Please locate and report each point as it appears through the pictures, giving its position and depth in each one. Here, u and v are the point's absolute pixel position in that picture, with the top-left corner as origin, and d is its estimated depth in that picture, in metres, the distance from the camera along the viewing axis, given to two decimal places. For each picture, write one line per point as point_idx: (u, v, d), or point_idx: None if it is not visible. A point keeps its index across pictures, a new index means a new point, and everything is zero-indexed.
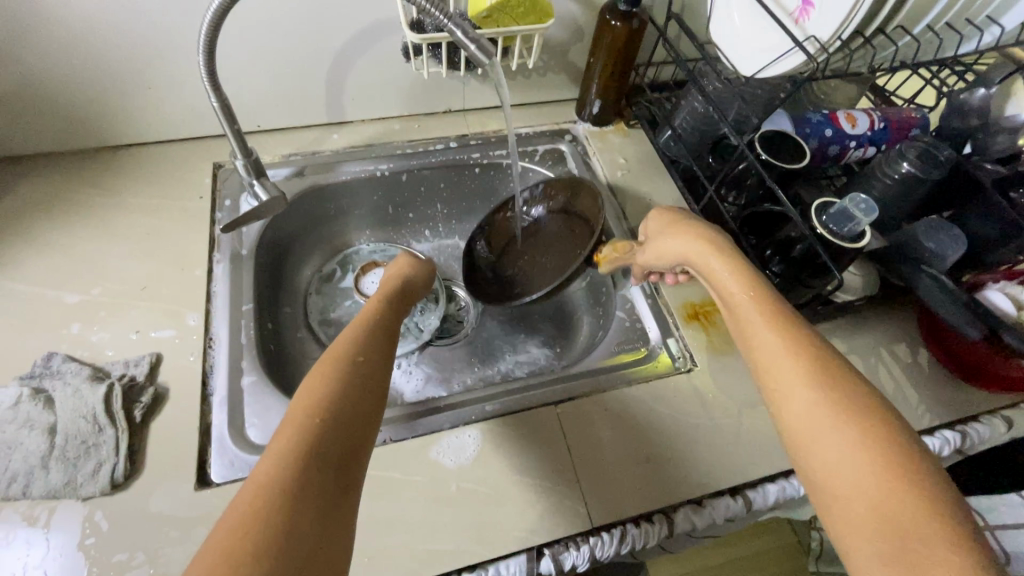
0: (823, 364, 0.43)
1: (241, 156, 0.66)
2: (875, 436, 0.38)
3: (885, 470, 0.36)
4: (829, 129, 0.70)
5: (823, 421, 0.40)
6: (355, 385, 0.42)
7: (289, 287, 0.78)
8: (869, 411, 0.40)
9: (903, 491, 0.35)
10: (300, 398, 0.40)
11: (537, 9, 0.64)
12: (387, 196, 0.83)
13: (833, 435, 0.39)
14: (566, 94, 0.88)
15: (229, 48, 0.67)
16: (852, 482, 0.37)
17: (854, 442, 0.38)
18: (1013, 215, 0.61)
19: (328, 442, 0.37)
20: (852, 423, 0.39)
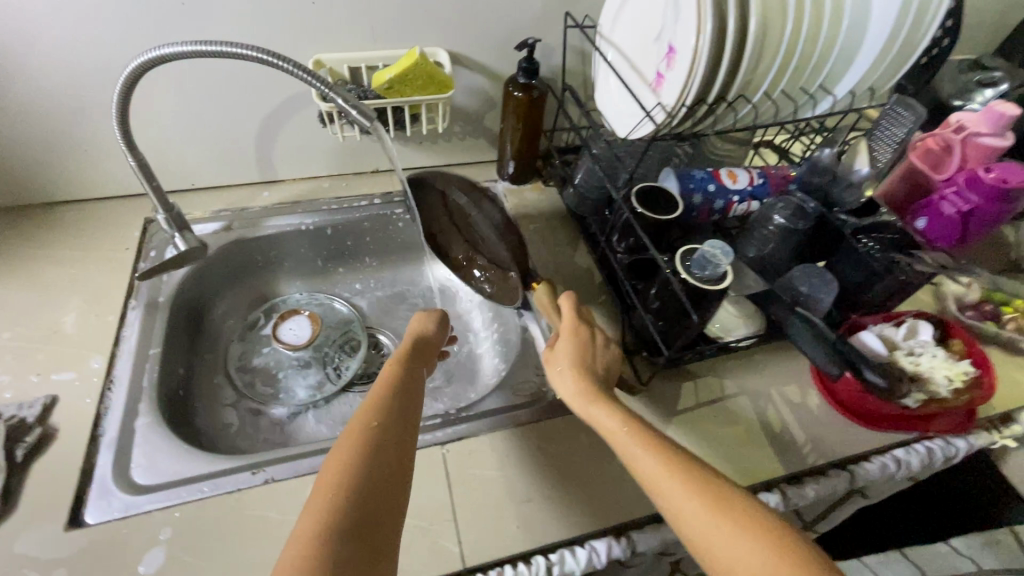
0: (687, 465, 0.48)
1: (162, 210, 0.71)
2: (738, 518, 0.44)
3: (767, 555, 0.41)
4: (712, 185, 0.76)
5: (710, 525, 0.44)
6: (371, 459, 0.47)
7: (210, 335, 0.81)
8: (727, 500, 0.45)
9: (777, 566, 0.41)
10: (321, 487, 0.45)
11: (436, 81, 0.72)
12: (315, 249, 0.88)
13: (717, 540, 0.43)
14: (487, 156, 0.96)
15: (160, 115, 0.74)
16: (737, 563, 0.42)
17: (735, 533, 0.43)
18: (871, 262, 0.66)
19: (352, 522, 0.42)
20: (721, 516, 0.44)
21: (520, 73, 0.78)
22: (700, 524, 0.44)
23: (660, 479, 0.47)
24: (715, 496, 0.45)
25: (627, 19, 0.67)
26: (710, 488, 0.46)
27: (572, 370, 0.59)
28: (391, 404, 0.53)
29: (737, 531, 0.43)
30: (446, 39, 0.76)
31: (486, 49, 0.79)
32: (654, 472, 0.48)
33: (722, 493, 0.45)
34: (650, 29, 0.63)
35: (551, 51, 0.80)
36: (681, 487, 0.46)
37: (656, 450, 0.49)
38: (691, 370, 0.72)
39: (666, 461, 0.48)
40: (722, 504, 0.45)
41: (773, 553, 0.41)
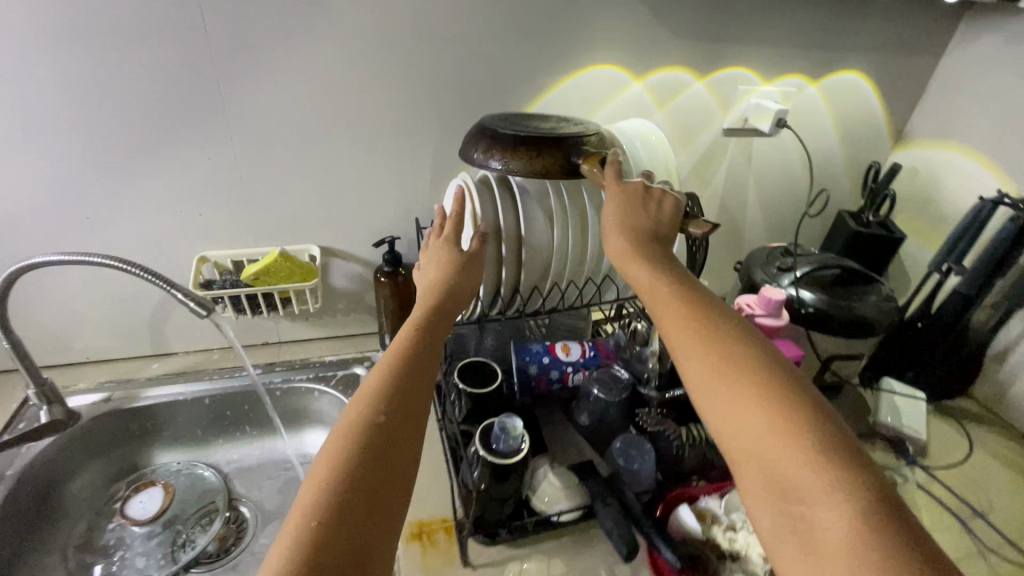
0: (729, 348, 0.45)
1: (33, 385, 0.78)
2: (777, 423, 0.40)
3: (795, 455, 0.38)
4: (547, 357, 0.84)
5: (729, 397, 0.42)
6: (383, 424, 0.44)
7: (59, 508, 0.81)
8: (768, 393, 0.42)
9: (806, 462, 0.38)
10: (324, 454, 0.42)
11: (299, 271, 0.84)
12: (193, 417, 0.93)
13: (754, 438, 0.40)
14: (373, 327, 1.06)
15: (63, 300, 0.86)
16: (758, 450, 0.39)
17: (776, 434, 0.39)
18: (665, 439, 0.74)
19: (355, 491, 0.39)
20: (760, 412, 0.41)
21: (384, 263, 0.92)
22: (720, 387, 0.43)
23: (692, 352, 0.46)
24: (760, 390, 0.42)
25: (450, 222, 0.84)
26: (751, 367, 0.44)
27: (618, 222, 0.59)
28: (404, 378, 0.48)
29: (776, 433, 0.39)
30: (319, 237, 0.92)
31: (357, 243, 0.94)
32: (688, 345, 0.47)
33: (768, 378, 0.43)
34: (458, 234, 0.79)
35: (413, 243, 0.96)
36: (718, 374, 0.44)
37: (696, 327, 0.47)
38: (518, 546, 0.71)
39: (708, 338, 0.46)
40: (768, 403, 0.41)
41: (803, 462, 0.38)
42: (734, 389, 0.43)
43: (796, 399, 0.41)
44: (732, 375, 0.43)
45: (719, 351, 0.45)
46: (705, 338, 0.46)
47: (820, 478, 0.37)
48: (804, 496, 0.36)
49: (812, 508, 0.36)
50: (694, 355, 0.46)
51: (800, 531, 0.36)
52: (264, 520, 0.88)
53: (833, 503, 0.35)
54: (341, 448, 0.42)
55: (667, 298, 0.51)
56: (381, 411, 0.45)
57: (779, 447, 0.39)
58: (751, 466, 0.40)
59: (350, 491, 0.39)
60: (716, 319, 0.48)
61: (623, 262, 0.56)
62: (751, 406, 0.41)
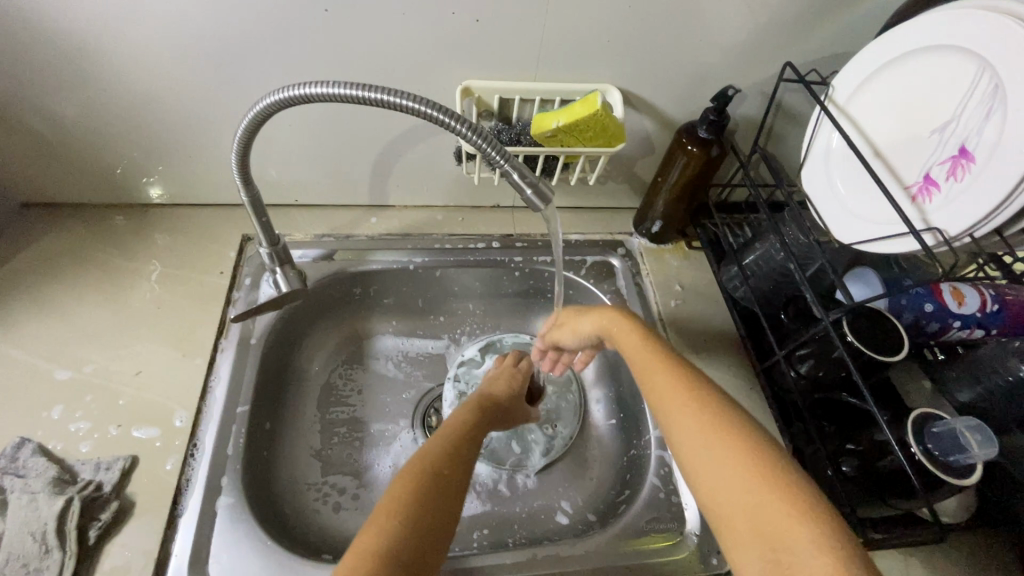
0: (713, 408, 0.45)
1: (266, 244, 0.62)
2: (751, 463, 0.40)
3: (771, 496, 0.38)
4: (930, 304, 0.61)
5: (705, 445, 0.42)
6: (437, 480, 0.45)
7: (297, 376, 0.72)
8: (763, 451, 0.41)
9: (782, 506, 0.37)
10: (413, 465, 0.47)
11: (607, 133, 0.58)
12: (418, 289, 0.77)
13: (733, 483, 0.40)
14: (627, 204, 0.81)
15: (279, 128, 0.65)
16: (740, 497, 0.39)
17: (750, 475, 0.39)
18: None
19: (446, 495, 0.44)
20: (741, 457, 0.40)
21: (704, 126, 0.63)
22: (696, 433, 0.43)
23: (671, 407, 0.47)
24: (733, 438, 0.42)
25: (879, 94, 0.51)
26: (711, 411, 0.44)
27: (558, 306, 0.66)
28: (464, 442, 0.52)
29: (750, 474, 0.39)
30: (621, 75, 0.62)
31: (662, 92, 0.64)
32: (665, 389, 0.48)
33: (736, 424, 0.43)
34: (928, 117, 0.48)
35: (743, 99, 0.65)
36: (702, 428, 0.44)
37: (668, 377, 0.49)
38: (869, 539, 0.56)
39: (694, 399, 0.46)
40: (739, 447, 0.41)
41: (782, 503, 0.37)
42: (713, 440, 0.42)
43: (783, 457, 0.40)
44: (719, 427, 0.43)
45: (695, 406, 0.45)
46: (689, 396, 0.47)
47: (801, 525, 0.36)
48: (787, 539, 0.36)
49: (796, 557, 0.35)
50: (673, 410, 0.46)
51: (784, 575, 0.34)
52: None
53: (806, 535, 0.35)
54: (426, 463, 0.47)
55: (635, 350, 0.54)
56: (445, 465, 0.47)
57: (761, 493, 0.38)
58: (727, 506, 0.39)
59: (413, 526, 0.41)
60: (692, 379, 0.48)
61: (618, 324, 0.58)
62: (727, 458, 0.41)
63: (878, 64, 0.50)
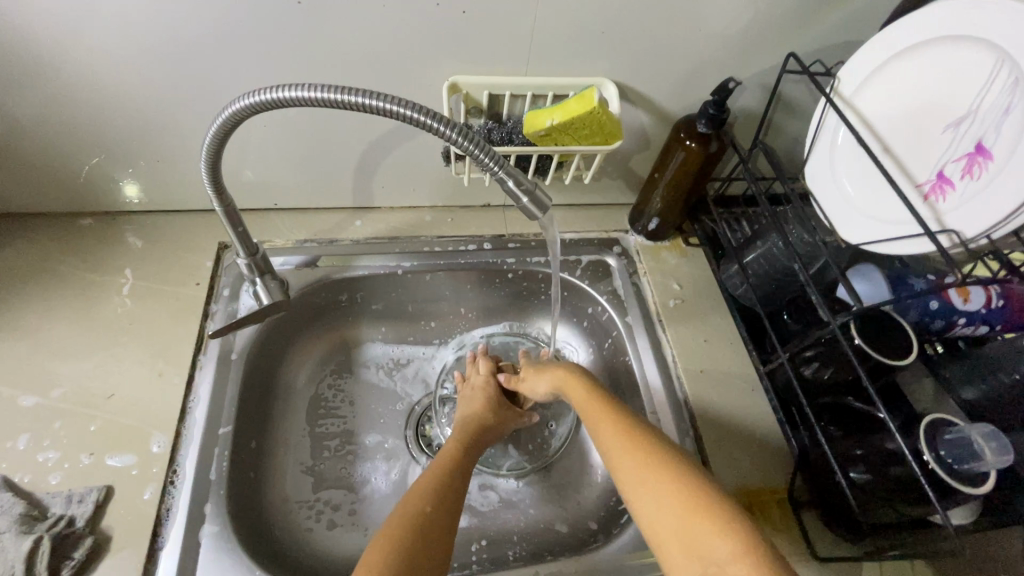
0: (644, 443, 0.48)
1: (244, 254, 0.58)
2: (674, 492, 0.43)
3: (694, 517, 0.40)
4: (934, 302, 0.59)
5: (639, 484, 0.45)
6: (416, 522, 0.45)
7: (284, 390, 0.69)
8: (687, 478, 0.43)
9: (706, 525, 0.39)
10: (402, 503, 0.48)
11: (604, 130, 0.54)
12: (407, 294, 0.74)
13: (663, 512, 0.42)
14: (622, 201, 0.78)
15: (253, 129, 0.61)
16: (670, 524, 0.41)
17: (676, 501, 0.42)
18: None
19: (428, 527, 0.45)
20: (666, 485, 0.43)
21: (703, 120, 0.60)
22: (630, 470, 0.46)
23: (613, 448, 0.49)
24: (657, 467, 0.45)
25: (888, 86, 0.49)
26: (643, 447, 0.47)
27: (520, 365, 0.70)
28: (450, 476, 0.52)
29: (674, 499, 0.42)
30: (617, 67, 0.59)
31: (660, 84, 0.61)
32: (606, 432, 0.51)
33: (662, 455, 0.46)
34: (941, 112, 0.45)
35: (744, 91, 0.62)
36: (637, 465, 0.46)
37: (605, 421, 0.52)
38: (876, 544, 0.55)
39: (626, 438, 0.49)
40: (663, 475, 0.44)
41: (703, 523, 0.40)
42: (646, 475, 0.45)
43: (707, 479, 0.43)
44: (646, 460, 0.46)
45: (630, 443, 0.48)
46: (627, 434, 0.50)
47: (722, 541, 0.38)
48: (710, 557, 0.38)
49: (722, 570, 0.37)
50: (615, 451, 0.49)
51: None
52: None
53: (726, 548, 0.38)
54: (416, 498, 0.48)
55: (581, 403, 0.57)
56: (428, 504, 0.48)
57: (682, 513, 0.41)
58: (663, 535, 0.42)
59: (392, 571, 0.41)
60: (631, 420, 0.51)
61: (569, 377, 0.60)
62: (658, 488, 0.44)
63: (886, 55, 0.48)
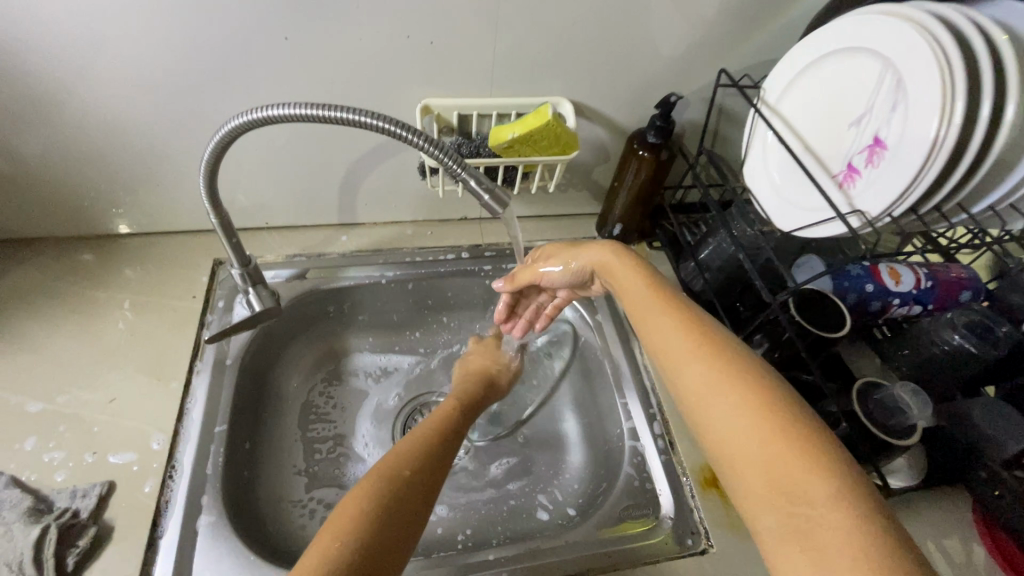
0: (730, 363, 0.44)
1: (238, 265, 0.63)
2: (770, 421, 0.40)
3: (793, 453, 0.38)
4: (870, 284, 0.65)
5: (726, 406, 0.42)
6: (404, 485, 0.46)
7: (276, 396, 0.72)
8: (782, 409, 0.40)
9: (803, 460, 0.37)
10: (377, 467, 0.47)
11: (560, 142, 0.61)
12: (391, 303, 0.79)
13: (750, 441, 0.40)
14: (589, 210, 0.85)
15: (246, 153, 0.67)
16: (755, 453, 0.39)
17: (771, 432, 0.39)
18: None
19: (411, 496, 0.45)
20: (758, 413, 0.40)
21: (651, 132, 0.68)
22: (714, 391, 0.43)
23: (689, 365, 0.46)
24: (751, 393, 0.42)
25: (802, 93, 0.56)
26: (733, 366, 0.44)
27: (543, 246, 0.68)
28: (439, 445, 0.53)
29: (767, 430, 0.39)
30: (571, 87, 0.66)
31: (612, 102, 0.69)
32: (680, 345, 0.48)
33: (754, 378, 0.43)
34: (845, 110, 0.52)
35: (687, 106, 0.70)
36: (722, 386, 0.43)
37: (684, 331, 0.48)
38: None
39: (710, 356, 0.46)
40: (758, 401, 0.41)
41: (801, 458, 0.37)
42: (735, 399, 0.42)
43: (800, 410, 0.40)
44: (738, 384, 0.43)
45: (709, 362, 0.45)
46: (707, 356, 0.46)
47: (825, 483, 0.36)
48: (802, 495, 0.36)
49: (814, 511, 0.35)
50: (685, 367, 0.47)
51: (796, 524, 0.35)
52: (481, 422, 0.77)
53: (827, 491, 0.35)
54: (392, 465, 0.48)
55: (645, 305, 0.53)
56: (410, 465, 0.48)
57: (773, 444, 0.39)
58: (749, 461, 0.39)
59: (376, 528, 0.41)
60: (710, 331, 0.48)
61: (625, 267, 0.58)
62: (749, 416, 0.41)
63: (797, 67, 0.55)
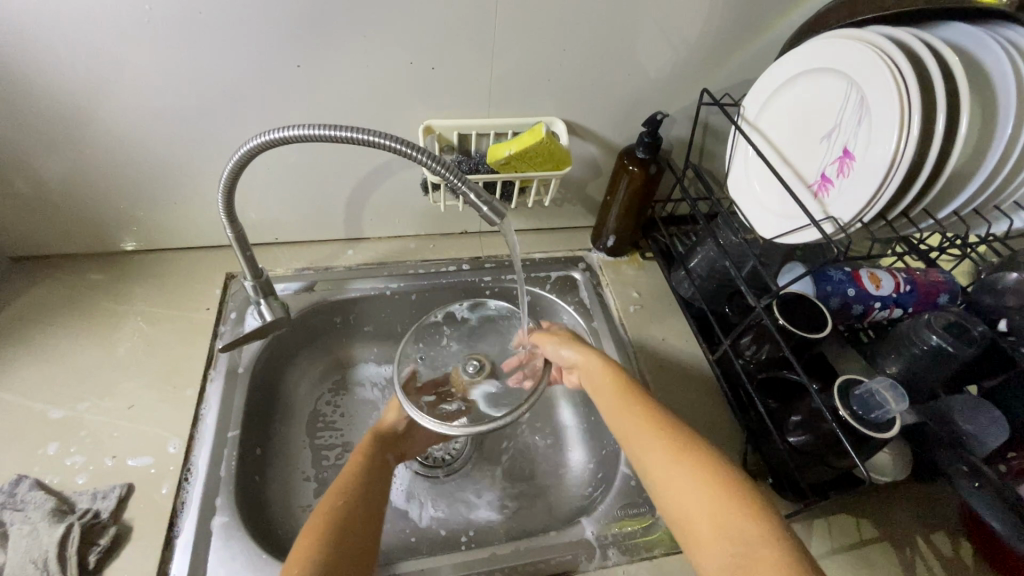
0: (668, 425, 0.52)
1: (250, 277, 0.67)
2: (707, 474, 0.47)
3: (728, 502, 0.44)
4: (852, 288, 0.68)
5: (670, 465, 0.49)
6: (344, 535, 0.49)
7: (285, 404, 0.75)
8: (714, 463, 0.48)
9: (735, 508, 0.44)
10: (313, 519, 0.50)
11: (554, 158, 0.65)
12: (395, 314, 0.82)
13: (692, 492, 0.46)
14: (583, 223, 0.89)
15: (258, 172, 0.71)
16: (696, 506, 0.45)
17: (708, 482, 0.46)
18: None
19: (348, 548, 0.48)
20: (695, 467, 0.48)
21: (640, 148, 0.72)
22: (659, 451, 0.50)
23: (635, 428, 0.53)
24: (687, 451, 0.49)
25: (778, 110, 0.60)
26: (673, 431, 0.52)
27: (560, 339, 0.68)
28: (367, 488, 0.55)
29: (704, 483, 0.46)
30: (564, 107, 0.70)
31: (602, 120, 0.73)
32: (625, 409, 0.55)
33: (691, 439, 0.50)
34: (816, 125, 0.57)
35: (673, 123, 0.74)
36: (665, 448, 0.50)
37: (630, 397, 0.56)
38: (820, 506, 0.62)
39: (652, 418, 0.53)
40: (695, 457, 0.48)
41: (733, 504, 0.44)
42: (676, 455, 0.49)
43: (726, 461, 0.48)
44: (676, 443, 0.50)
45: (657, 431, 0.52)
46: (650, 421, 0.53)
47: (757, 525, 0.42)
48: (737, 536, 0.42)
49: (750, 549, 0.41)
50: (638, 441, 0.52)
51: (736, 563, 0.41)
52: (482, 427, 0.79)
53: (757, 533, 0.42)
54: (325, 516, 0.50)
55: (597, 373, 0.61)
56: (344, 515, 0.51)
57: (709, 492, 0.45)
58: (690, 513, 0.45)
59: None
60: (657, 409, 0.54)
61: (587, 361, 0.63)
62: (687, 472, 0.47)
63: (773, 86, 0.60)
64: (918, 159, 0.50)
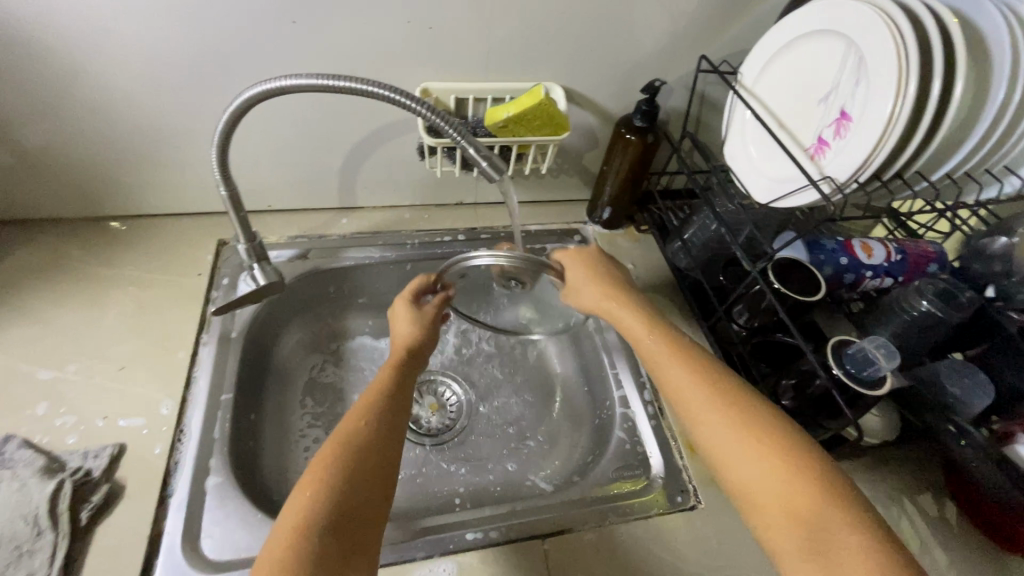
0: (731, 395, 0.48)
1: (244, 241, 0.66)
2: (776, 450, 0.44)
3: (801, 482, 0.42)
4: (844, 257, 0.68)
5: (734, 439, 0.46)
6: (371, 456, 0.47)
7: (279, 371, 0.75)
8: (783, 438, 0.45)
9: (809, 486, 0.42)
10: (333, 441, 0.47)
11: (553, 123, 0.65)
12: (390, 284, 0.82)
13: (757, 468, 0.44)
14: (579, 195, 0.89)
15: (251, 135, 0.69)
16: (763, 483, 0.43)
17: (777, 460, 0.43)
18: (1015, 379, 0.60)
19: (373, 479, 0.45)
20: (759, 442, 0.45)
21: (638, 116, 0.72)
22: (720, 422, 0.47)
23: (691, 395, 0.50)
24: (749, 423, 0.46)
25: (775, 75, 0.61)
26: (737, 400, 0.48)
27: (591, 279, 0.61)
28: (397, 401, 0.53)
29: (772, 459, 0.44)
30: (562, 73, 0.70)
31: (600, 88, 0.73)
32: (678, 374, 0.51)
33: (758, 413, 0.47)
34: (813, 88, 0.57)
35: (671, 92, 0.74)
36: (727, 420, 0.47)
37: (682, 361, 0.52)
38: None
39: (708, 387, 0.49)
40: (762, 431, 0.46)
41: (808, 482, 0.42)
42: (739, 429, 0.46)
43: (794, 438, 0.45)
44: (739, 415, 0.47)
45: (728, 405, 0.48)
46: (706, 388, 0.49)
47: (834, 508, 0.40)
48: (811, 516, 0.40)
49: (827, 531, 0.39)
50: (703, 413, 0.49)
51: (809, 542, 0.39)
52: (477, 394, 0.80)
53: (837, 515, 0.40)
54: (320, 479, 0.44)
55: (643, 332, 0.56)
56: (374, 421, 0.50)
57: (776, 467, 0.43)
58: (757, 489, 0.43)
59: (348, 510, 0.42)
60: (715, 375, 0.50)
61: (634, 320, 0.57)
62: (754, 448, 0.45)
63: (770, 51, 0.60)
64: (913, 120, 0.50)
